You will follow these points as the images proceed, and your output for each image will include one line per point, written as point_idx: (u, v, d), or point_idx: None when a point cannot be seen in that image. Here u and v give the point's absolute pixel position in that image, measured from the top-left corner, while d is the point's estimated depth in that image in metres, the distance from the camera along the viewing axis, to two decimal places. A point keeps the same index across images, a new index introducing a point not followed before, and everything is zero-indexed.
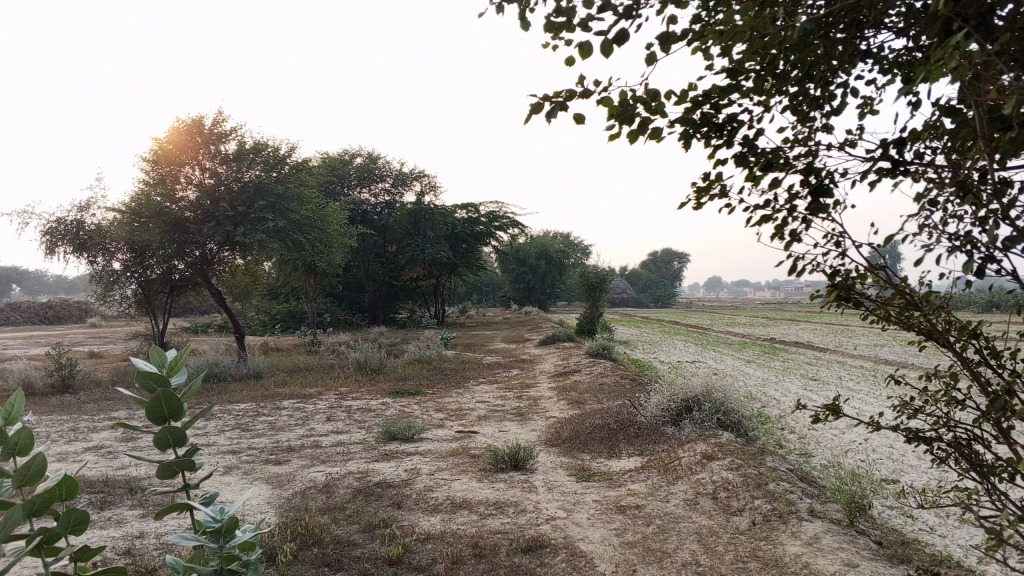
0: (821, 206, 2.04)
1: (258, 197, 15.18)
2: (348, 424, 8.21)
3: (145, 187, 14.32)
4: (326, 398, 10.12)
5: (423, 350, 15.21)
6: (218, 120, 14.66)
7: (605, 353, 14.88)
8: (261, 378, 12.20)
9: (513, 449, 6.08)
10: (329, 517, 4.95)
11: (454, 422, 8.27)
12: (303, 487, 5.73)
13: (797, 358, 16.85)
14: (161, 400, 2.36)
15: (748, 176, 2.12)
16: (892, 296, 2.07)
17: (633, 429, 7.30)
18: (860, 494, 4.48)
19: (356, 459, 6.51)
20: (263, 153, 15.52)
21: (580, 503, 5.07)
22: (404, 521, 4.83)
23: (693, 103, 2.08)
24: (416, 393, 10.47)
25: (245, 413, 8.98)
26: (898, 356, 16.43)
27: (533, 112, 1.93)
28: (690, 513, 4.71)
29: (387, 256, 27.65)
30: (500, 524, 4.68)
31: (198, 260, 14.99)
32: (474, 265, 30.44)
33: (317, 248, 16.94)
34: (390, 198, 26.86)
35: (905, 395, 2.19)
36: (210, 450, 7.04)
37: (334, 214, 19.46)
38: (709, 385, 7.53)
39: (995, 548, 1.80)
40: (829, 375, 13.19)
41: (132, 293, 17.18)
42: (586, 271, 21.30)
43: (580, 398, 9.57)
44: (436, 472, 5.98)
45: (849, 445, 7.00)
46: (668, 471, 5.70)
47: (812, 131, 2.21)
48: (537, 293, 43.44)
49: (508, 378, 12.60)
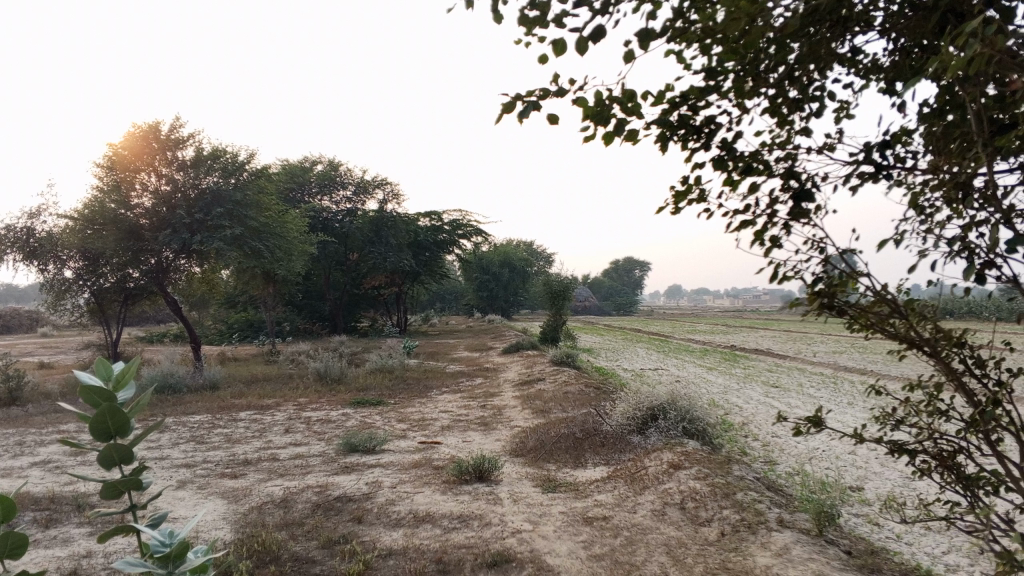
0: (804, 210, 1.98)
1: (215, 204, 14.86)
2: (308, 436, 8.01)
3: (98, 192, 13.94)
4: (285, 409, 9.89)
5: (384, 360, 15.00)
6: (175, 125, 14.34)
7: (569, 361, 14.82)
8: (218, 389, 11.91)
9: (478, 461, 5.96)
10: (287, 533, 4.78)
11: (416, 433, 8.11)
12: (260, 502, 5.54)
13: (758, 365, 16.98)
14: (105, 416, 2.20)
15: (726, 180, 2.06)
16: (875, 304, 2.05)
17: (598, 438, 7.22)
18: (829, 503, 4.43)
19: (315, 472, 6.34)
20: (221, 160, 15.21)
21: (546, 515, 4.97)
22: (365, 536, 4.69)
23: (671, 104, 2.02)
24: (378, 403, 10.29)
25: (201, 425, 8.72)
26: (857, 363, 16.61)
27: (505, 113, 1.85)
28: (659, 524, 4.63)
29: (348, 264, 27.33)
30: (465, 539, 4.56)
31: (154, 268, 14.58)
32: (437, 273, 30.24)
33: (276, 255, 16.64)
34: (352, 206, 26.57)
35: (888, 407, 2.16)
36: (164, 464, 6.81)
37: (294, 222, 19.15)
38: (674, 394, 7.47)
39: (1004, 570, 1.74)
40: (790, 382, 13.28)
41: (84, 302, 16.70)
42: (549, 279, 21.22)
43: (545, 407, 9.47)
44: (398, 485, 5.83)
45: (812, 453, 7.00)
46: (635, 481, 5.62)
47: (792, 135, 2.16)
48: (500, 302, 43.32)
49: (472, 387, 12.46)
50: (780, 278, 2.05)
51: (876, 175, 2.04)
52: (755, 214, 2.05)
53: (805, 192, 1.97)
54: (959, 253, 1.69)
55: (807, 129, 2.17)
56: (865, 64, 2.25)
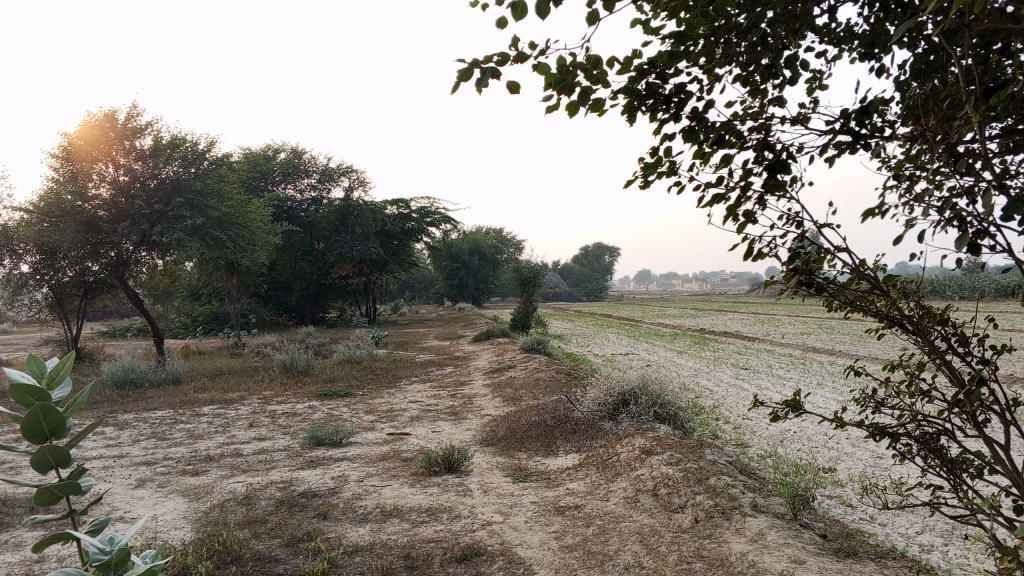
0: (779, 182, 1.88)
1: (174, 194, 14.52)
2: (273, 430, 7.85)
3: (53, 184, 13.54)
4: (249, 403, 9.67)
5: (352, 350, 14.81)
6: (131, 113, 13.96)
7: (540, 348, 14.73)
8: (181, 383, 11.64)
9: (447, 451, 5.83)
10: (249, 532, 4.62)
11: (385, 424, 7.97)
12: (222, 499, 5.36)
13: (727, 348, 17.02)
14: (38, 416, 2.04)
15: (698, 154, 1.96)
16: (853, 281, 1.97)
17: (569, 425, 7.12)
18: (802, 486, 4.37)
19: (280, 468, 6.16)
20: (180, 149, 14.85)
21: (517, 505, 4.86)
22: (330, 533, 4.54)
23: (639, 71, 1.90)
24: (346, 394, 10.12)
25: (162, 421, 8.49)
26: (825, 344, 16.71)
27: (461, 81, 1.71)
28: (631, 511, 4.55)
29: (314, 254, 26.98)
30: (434, 532, 4.44)
31: (114, 260, 14.32)
32: (405, 262, 30.00)
33: (239, 245, 16.30)
34: (317, 195, 26.22)
35: (867, 388, 2.07)
36: (123, 462, 6.60)
37: (257, 211, 18.81)
38: (645, 378, 7.40)
39: (1008, 565, 1.64)
40: (759, 364, 13.31)
41: (42, 297, 16.26)
42: (519, 266, 21.07)
43: (515, 395, 9.37)
44: (365, 479, 5.68)
45: (782, 434, 6.97)
46: (607, 468, 5.52)
47: (765, 105, 2.06)
48: (471, 289, 43.12)
49: (442, 376, 12.32)
50: (754, 255, 1.96)
51: (854, 146, 1.94)
52: (727, 187, 1.95)
53: (781, 164, 1.87)
54: (944, 222, 1.61)
55: (780, 99, 2.07)
56: (840, 30, 2.15)
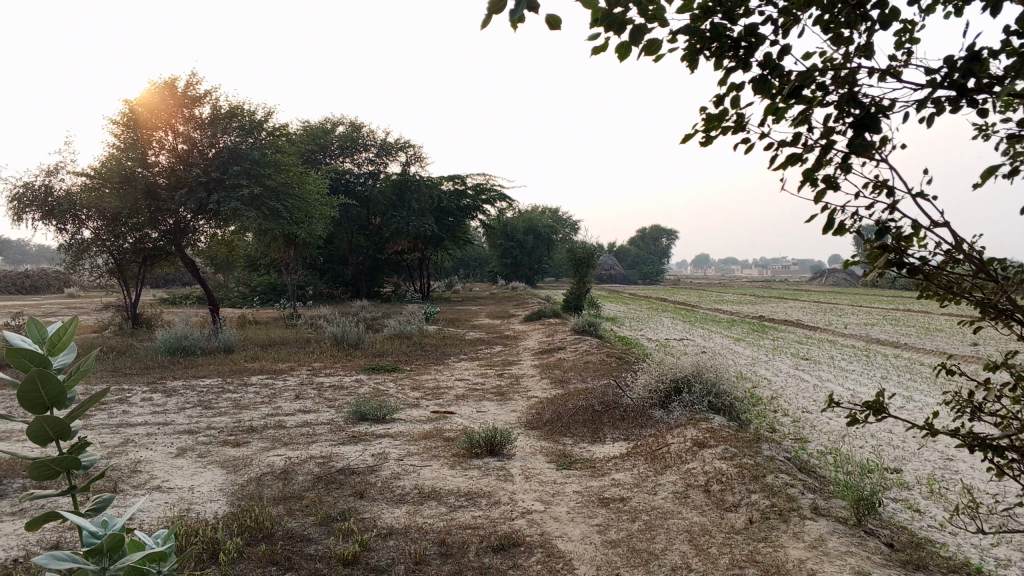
0: (866, 141, 1.59)
1: (232, 162, 14.55)
2: (317, 403, 7.76)
3: (115, 151, 13.68)
4: (297, 375, 9.63)
5: (403, 325, 14.76)
6: (191, 82, 14.01)
7: (591, 330, 14.46)
8: (232, 352, 11.67)
9: (489, 433, 5.64)
10: (284, 508, 4.48)
11: (430, 401, 7.83)
12: (259, 473, 5.26)
13: (786, 336, 16.47)
14: (36, 383, 1.76)
15: (771, 109, 1.70)
16: (948, 264, 1.71)
17: (619, 411, 6.87)
18: (869, 490, 4.03)
19: (321, 442, 6.06)
20: (238, 119, 14.89)
21: (559, 494, 4.64)
22: (365, 513, 4.38)
23: (703, 7, 1.65)
24: (393, 370, 10.02)
25: (209, 389, 8.49)
26: (891, 335, 16.07)
27: (493, 13, 1.50)
28: (680, 508, 4.29)
29: (370, 228, 27.05)
30: (471, 518, 4.24)
31: (173, 228, 14.49)
32: (460, 239, 29.92)
33: (296, 217, 16.32)
34: (375, 169, 26.23)
35: (963, 390, 1.77)
36: (166, 430, 6.57)
37: (314, 183, 18.86)
38: (699, 365, 7.09)
39: None
40: (820, 354, 12.83)
41: (103, 262, 16.53)
42: (573, 246, 20.75)
43: (563, 377, 9.14)
44: (405, 458, 5.53)
45: (843, 429, 6.62)
46: (656, 459, 5.27)
47: (851, 55, 1.77)
48: (525, 268, 42.98)
49: (490, 354, 12.18)
50: (834, 229, 1.70)
51: (956, 102, 1.64)
52: (805, 147, 1.69)
53: (869, 119, 1.59)
54: None
55: (866, 49, 1.78)
56: None
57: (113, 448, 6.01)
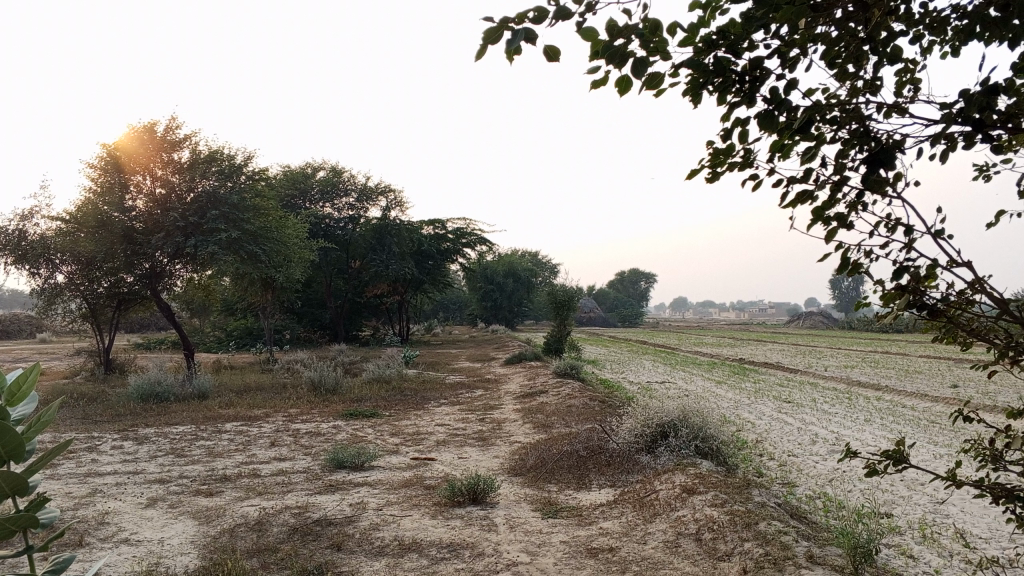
0: (880, 178, 1.55)
1: (210, 206, 14.41)
2: (294, 450, 7.56)
3: (92, 194, 13.52)
4: (274, 421, 9.40)
5: (382, 369, 14.56)
6: (171, 126, 13.93)
7: (573, 373, 14.33)
8: (206, 398, 11.42)
9: (472, 481, 5.47)
10: (258, 562, 4.29)
11: (410, 448, 7.65)
12: (233, 524, 5.06)
13: (768, 379, 16.40)
14: None
15: (778, 146, 1.68)
16: (966, 306, 1.71)
17: (604, 457, 6.73)
18: (865, 537, 3.91)
19: (297, 491, 5.86)
20: (218, 163, 14.79)
21: (545, 544, 4.49)
22: (343, 567, 4.20)
23: (707, 40, 1.63)
24: (372, 415, 9.83)
25: (182, 437, 8.25)
26: (872, 378, 16.06)
27: (488, 43, 1.46)
28: (671, 557, 4.15)
29: (349, 272, 26.88)
30: (453, 571, 4.07)
31: (148, 273, 14.28)
32: (440, 283, 29.82)
33: (274, 260, 16.15)
34: (354, 213, 26.16)
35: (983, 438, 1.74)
36: (135, 480, 6.33)
37: (293, 227, 18.72)
38: (686, 410, 6.99)
39: None
40: (802, 397, 12.78)
41: (76, 307, 16.22)
42: (554, 289, 20.66)
43: (546, 421, 9.00)
44: (384, 507, 5.34)
45: (831, 473, 6.52)
46: (644, 507, 5.13)
47: (857, 91, 1.74)
48: (505, 312, 42.82)
49: (471, 399, 12.00)
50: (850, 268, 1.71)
51: (972, 137, 1.59)
52: (815, 184, 1.69)
53: (883, 154, 1.53)
54: None
55: (872, 86, 1.75)
56: (943, 13, 1.82)
57: (81, 499, 5.77)
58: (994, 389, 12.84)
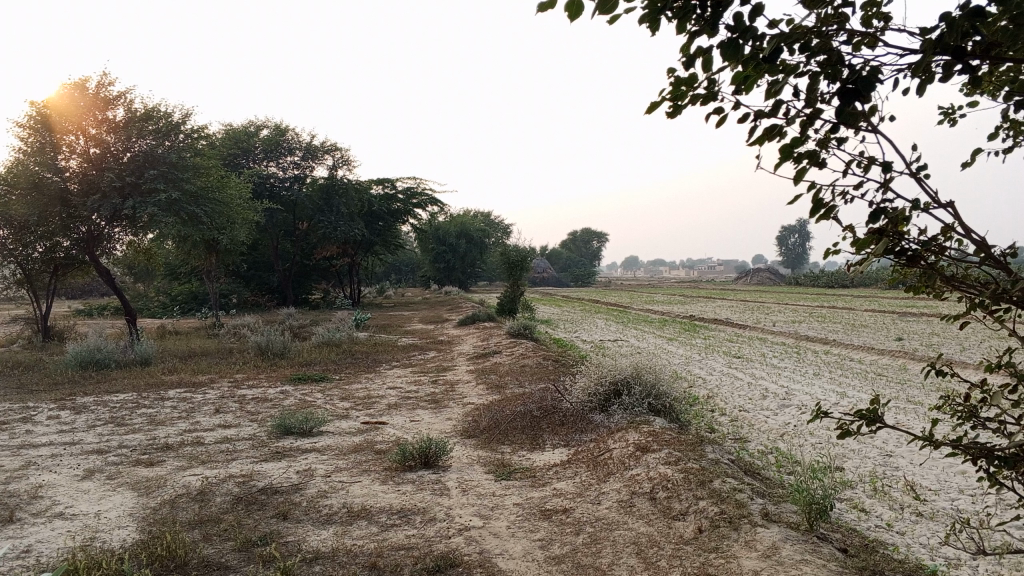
0: (855, 111, 1.44)
1: (147, 166, 13.87)
2: (239, 416, 7.34)
3: (22, 155, 12.88)
4: (218, 387, 9.14)
5: (332, 333, 14.29)
6: (102, 83, 13.32)
7: (527, 333, 14.24)
8: (149, 365, 11.06)
9: (424, 444, 5.35)
10: (199, 534, 4.11)
11: (360, 412, 7.48)
12: (174, 495, 4.86)
13: (718, 336, 16.55)
14: None
15: (743, 79, 1.55)
16: (942, 253, 1.67)
17: (557, 416, 6.66)
18: (820, 494, 3.88)
19: (241, 460, 5.67)
20: (153, 121, 14.20)
21: (498, 507, 4.39)
22: (289, 536, 4.05)
23: None
24: (321, 379, 9.63)
25: (122, 405, 7.97)
26: (819, 332, 16.33)
27: None
28: (626, 518, 4.09)
29: (297, 234, 26.35)
30: (404, 538, 3.95)
31: (85, 236, 13.72)
32: (391, 244, 29.45)
33: (216, 221, 15.65)
34: (300, 172, 25.47)
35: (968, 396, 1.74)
36: (71, 452, 6.06)
37: (235, 186, 18.16)
38: (639, 366, 6.93)
39: None
40: (752, 353, 12.90)
41: (9, 272, 15.56)
42: (507, 249, 20.47)
43: (499, 382, 8.90)
44: (333, 474, 5.19)
45: (781, 427, 6.55)
46: (598, 466, 5.06)
47: (826, 20, 1.61)
48: (457, 273, 42.57)
49: (424, 361, 11.85)
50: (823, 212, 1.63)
51: (951, 69, 1.49)
52: (784, 119, 1.57)
53: (859, 85, 1.42)
54: None
55: (842, 14, 1.61)
56: None
57: (12, 473, 5.51)
58: (937, 342, 13.10)
